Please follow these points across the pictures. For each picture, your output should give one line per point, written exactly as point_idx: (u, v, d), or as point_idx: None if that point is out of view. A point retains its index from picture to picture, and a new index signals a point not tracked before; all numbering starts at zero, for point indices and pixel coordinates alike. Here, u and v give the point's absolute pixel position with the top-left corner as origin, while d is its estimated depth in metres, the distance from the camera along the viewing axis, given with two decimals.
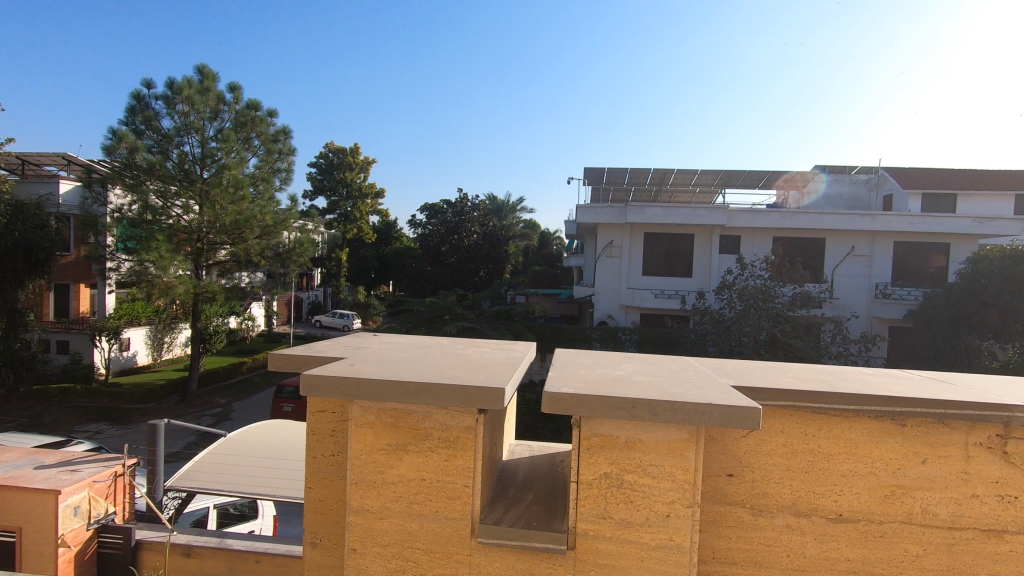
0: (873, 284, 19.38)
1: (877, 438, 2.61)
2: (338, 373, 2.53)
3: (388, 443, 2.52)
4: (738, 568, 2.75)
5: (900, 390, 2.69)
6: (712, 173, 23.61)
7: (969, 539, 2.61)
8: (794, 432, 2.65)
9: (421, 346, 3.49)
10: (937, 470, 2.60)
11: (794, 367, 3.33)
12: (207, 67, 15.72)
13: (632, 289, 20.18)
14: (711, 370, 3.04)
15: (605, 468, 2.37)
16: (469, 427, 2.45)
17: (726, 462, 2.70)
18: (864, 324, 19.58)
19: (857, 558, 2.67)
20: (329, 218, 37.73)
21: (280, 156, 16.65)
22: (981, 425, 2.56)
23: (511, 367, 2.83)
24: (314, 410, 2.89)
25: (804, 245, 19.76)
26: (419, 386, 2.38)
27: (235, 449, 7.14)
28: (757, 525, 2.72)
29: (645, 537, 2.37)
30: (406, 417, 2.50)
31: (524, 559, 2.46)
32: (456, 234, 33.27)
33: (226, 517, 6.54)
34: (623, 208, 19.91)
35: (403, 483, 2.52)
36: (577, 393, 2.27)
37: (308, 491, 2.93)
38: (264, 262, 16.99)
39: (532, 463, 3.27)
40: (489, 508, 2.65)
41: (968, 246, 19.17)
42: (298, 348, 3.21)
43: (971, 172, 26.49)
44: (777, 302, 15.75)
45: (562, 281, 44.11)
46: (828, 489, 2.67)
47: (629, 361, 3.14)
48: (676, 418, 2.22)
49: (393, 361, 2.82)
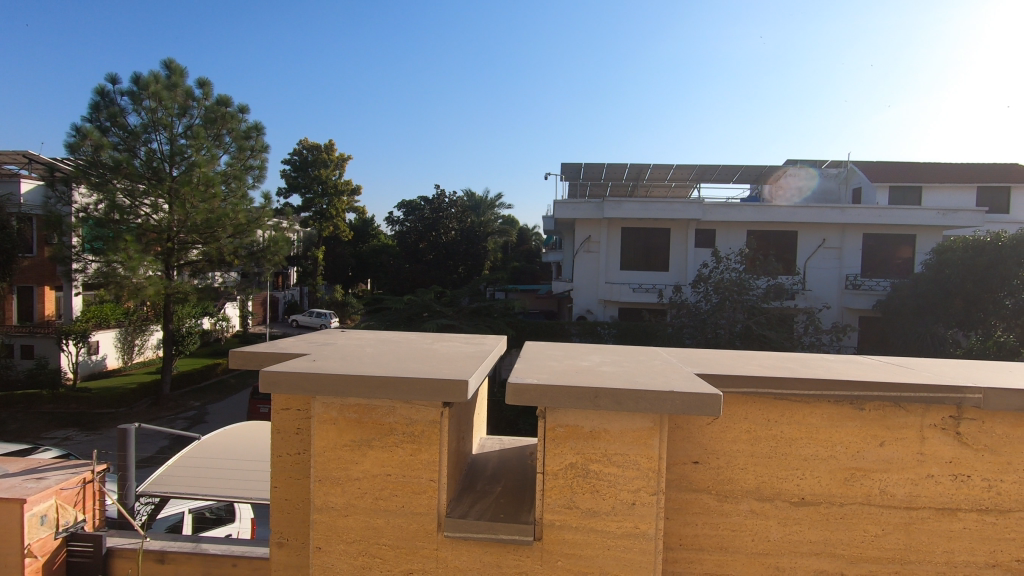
0: (844, 275, 19.82)
1: (837, 423, 2.67)
2: (300, 369, 2.48)
3: (352, 438, 2.48)
4: (705, 553, 2.79)
5: (858, 375, 2.75)
6: (687, 168, 23.92)
7: (924, 518, 2.69)
8: (756, 418, 2.69)
9: (389, 341, 3.44)
10: (894, 452, 2.66)
11: (758, 354, 3.38)
12: (173, 62, 15.31)
13: (610, 284, 20.36)
14: (678, 359, 3.06)
15: (570, 458, 2.37)
16: (433, 421, 2.43)
17: (691, 449, 2.73)
18: (835, 315, 20.04)
19: (819, 540, 2.73)
20: (304, 216, 37.07)
21: (252, 153, 16.27)
22: (934, 407, 2.63)
23: (477, 359, 2.81)
24: (277, 408, 2.84)
25: (778, 238, 20.12)
26: (382, 379, 2.34)
27: (209, 453, 7.00)
28: (722, 510, 2.76)
29: (611, 526, 2.38)
30: (370, 412, 2.47)
31: (491, 552, 2.44)
32: (434, 231, 33.16)
33: (201, 522, 6.41)
34: (600, 203, 20.13)
35: (368, 479, 2.48)
36: (540, 384, 2.27)
37: (274, 490, 2.87)
38: (237, 262, 16.64)
39: (502, 456, 3.26)
40: (456, 502, 2.63)
41: (934, 238, 19.73)
42: (262, 345, 3.14)
43: (934, 166, 27.34)
44: (751, 294, 16.09)
45: (540, 277, 44.23)
46: (790, 474, 2.71)
47: (597, 352, 3.14)
48: (639, 406, 2.23)
49: (358, 356, 2.77)
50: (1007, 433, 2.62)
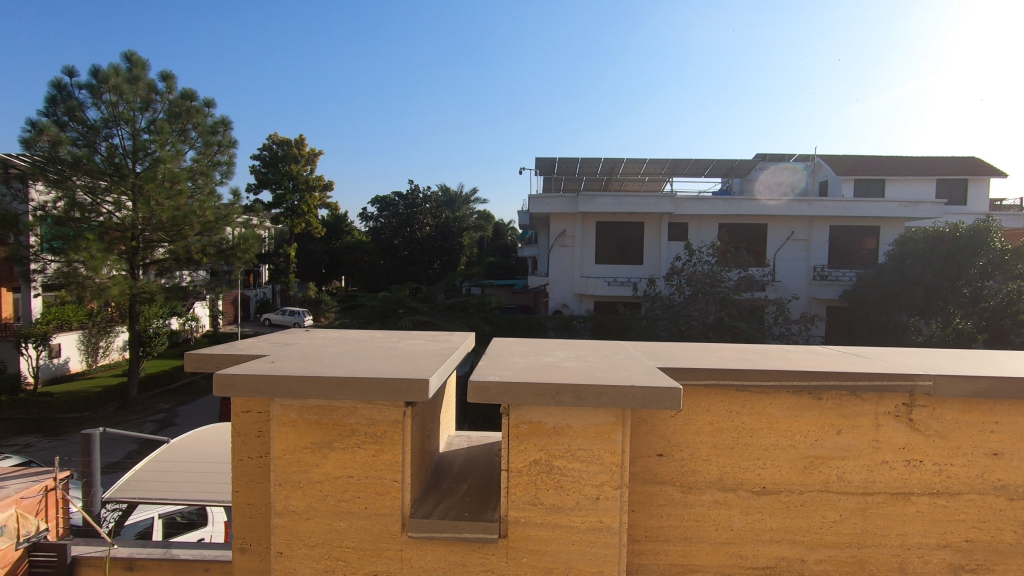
0: (811, 266, 20.30)
1: (795, 413, 2.72)
2: (258, 371, 2.41)
3: (313, 441, 2.43)
4: (670, 545, 2.82)
5: (816, 365, 2.81)
6: (659, 162, 24.18)
7: (880, 503, 2.76)
8: (719, 410, 2.73)
9: (354, 340, 3.39)
10: (851, 440, 2.73)
11: (721, 347, 3.43)
12: (134, 54, 14.78)
13: (585, 278, 20.48)
14: (642, 353, 3.08)
15: (534, 455, 2.37)
16: (395, 421, 2.40)
17: (655, 442, 2.76)
18: (804, 305, 20.53)
19: (781, 528, 2.79)
20: (276, 213, 36.36)
21: (219, 148, 15.88)
22: (888, 395, 2.70)
23: (441, 357, 2.78)
24: (238, 410, 2.76)
25: (748, 231, 20.52)
26: (341, 380, 2.30)
27: (178, 456, 6.81)
28: (686, 501, 2.80)
29: (575, 521, 2.39)
30: (330, 413, 2.42)
31: (456, 550, 2.43)
32: (408, 227, 32.88)
33: (171, 527, 6.23)
34: (574, 197, 20.19)
35: (329, 481, 2.44)
36: (501, 381, 2.26)
37: (235, 495, 2.80)
38: (205, 260, 16.20)
39: (470, 454, 3.24)
40: (421, 502, 2.60)
41: (896, 229, 20.32)
42: (221, 346, 3.06)
43: (896, 160, 28.23)
44: (723, 286, 16.43)
45: (516, 272, 44.24)
46: (752, 464, 2.76)
47: (563, 347, 3.15)
48: (601, 401, 2.23)
49: (320, 357, 2.72)
50: (956, 418, 2.70)
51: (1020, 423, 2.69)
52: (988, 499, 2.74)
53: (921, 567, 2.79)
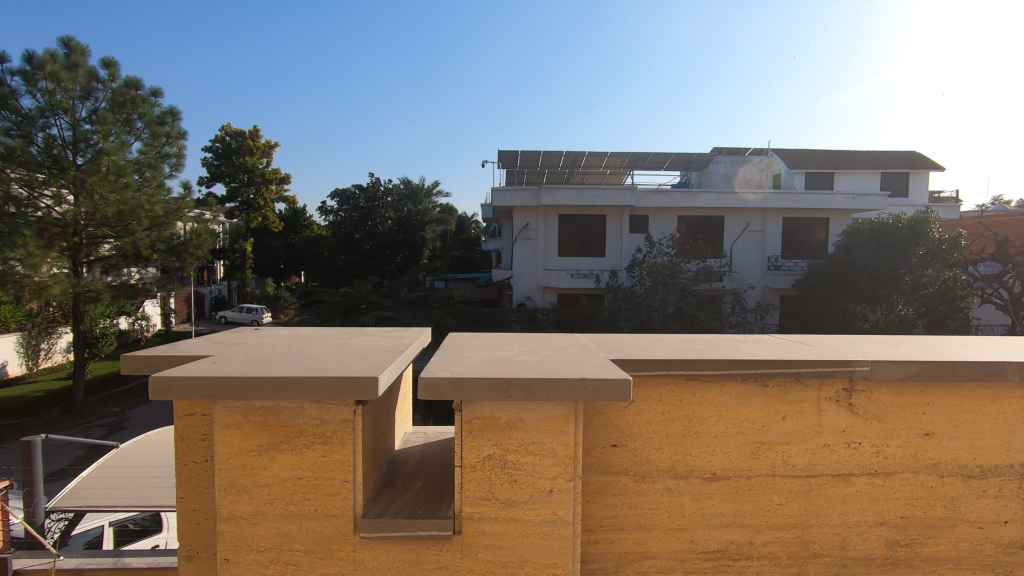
0: (766, 257, 20.96)
1: (743, 400, 2.80)
2: (198, 373, 2.31)
3: (259, 443, 2.36)
4: (624, 533, 2.87)
5: (761, 354, 2.90)
6: (620, 155, 24.53)
7: (822, 485, 2.88)
8: (670, 400, 2.78)
9: (304, 337, 3.30)
10: (795, 425, 2.83)
11: (673, 338, 3.49)
12: (72, 39, 13.98)
13: (548, 271, 20.61)
14: (596, 346, 3.11)
15: (487, 450, 2.36)
16: (345, 420, 2.34)
17: (609, 433, 2.79)
18: (759, 294, 21.16)
19: (730, 513, 2.87)
20: (230, 207, 35.10)
21: (167, 140, 15.24)
22: (829, 381, 2.81)
23: (393, 353, 2.74)
24: (181, 413, 2.65)
25: (706, 223, 21.02)
26: (287, 380, 2.23)
27: (129, 461, 6.54)
28: (639, 490, 2.85)
29: (529, 515, 2.39)
30: (276, 414, 2.35)
31: (410, 548, 2.40)
32: (369, 221, 32.34)
33: (123, 534, 5.98)
34: (536, 190, 20.25)
35: (278, 484, 2.37)
36: (452, 377, 2.23)
37: (180, 501, 2.69)
38: (155, 256, 15.52)
39: (425, 451, 3.21)
40: (373, 501, 2.55)
41: (845, 221, 21.18)
42: (161, 348, 2.93)
43: (842, 155, 29.50)
44: (682, 277, 16.88)
45: (479, 265, 44.12)
46: (702, 451, 2.82)
47: (518, 341, 3.14)
48: (552, 395, 2.24)
49: (268, 356, 2.65)
50: (892, 401, 2.83)
51: (949, 404, 2.84)
52: (921, 477, 2.89)
53: (861, 544, 2.92)
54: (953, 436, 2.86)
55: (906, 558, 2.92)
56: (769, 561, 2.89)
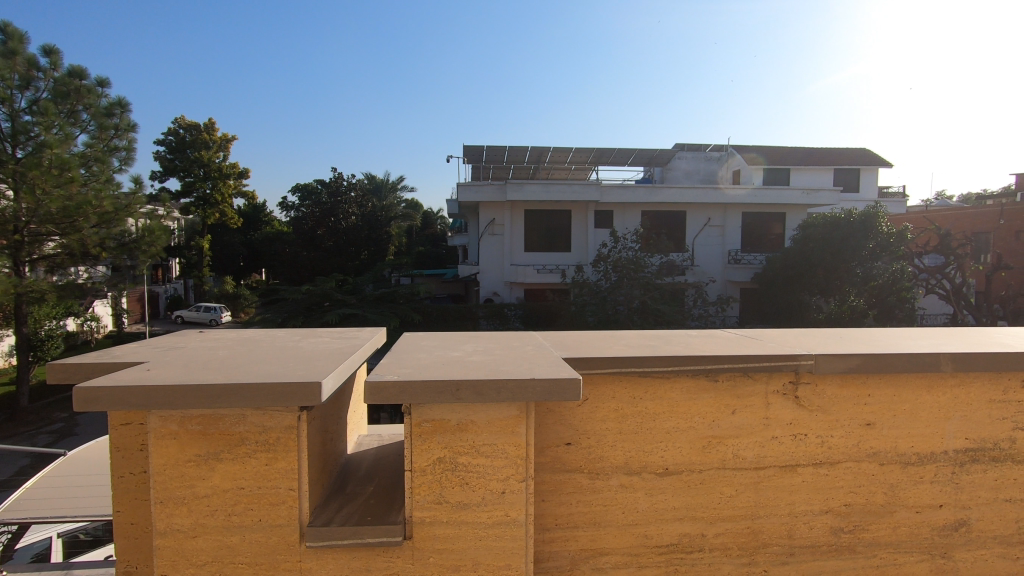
0: (726, 251, 21.45)
1: (694, 395, 2.83)
2: (129, 381, 2.19)
3: (198, 453, 2.26)
4: (580, 530, 2.88)
5: (712, 350, 2.93)
6: (585, 151, 24.70)
7: (771, 476, 2.95)
8: (623, 397, 2.79)
9: (251, 340, 3.18)
10: (744, 419, 2.88)
11: (628, 334, 3.51)
12: (8, 24, 13.15)
13: (515, 266, 20.66)
14: (550, 344, 3.09)
15: (438, 453, 2.32)
16: (289, 427, 2.27)
17: (563, 432, 2.79)
18: (720, 288, 21.67)
19: (682, 506, 2.91)
20: (185, 202, 33.85)
21: (116, 132, 14.58)
22: (777, 374, 2.87)
23: (341, 356, 2.66)
24: (115, 423, 2.49)
25: (669, 218, 21.41)
26: (225, 387, 2.14)
27: (79, 471, 6.24)
28: (594, 487, 2.86)
29: (481, 517, 2.36)
30: (216, 422, 2.25)
31: (360, 556, 2.34)
32: (332, 217, 31.62)
33: (74, 546, 5.64)
34: (502, 185, 20.21)
35: (218, 495, 2.28)
36: (398, 380, 2.18)
37: (116, 515, 2.55)
38: (104, 254, 14.79)
39: (379, 454, 3.15)
40: (321, 508, 2.48)
41: (800, 215, 21.86)
42: (93, 354, 2.77)
43: (798, 152, 30.48)
44: (646, 272, 17.16)
45: (446, 261, 43.82)
46: (655, 447, 2.85)
47: (472, 340, 3.10)
48: (502, 396, 2.21)
49: (208, 362, 2.53)
50: (835, 393, 2.92)
51: (888, 394, 2.95)
52: (863, 466, 2.99)
53: (807, 532, 3.00)
54: (893, 425, 2.97)
55: (849, 544, 3.03)
56: (720, 552, 2.95)
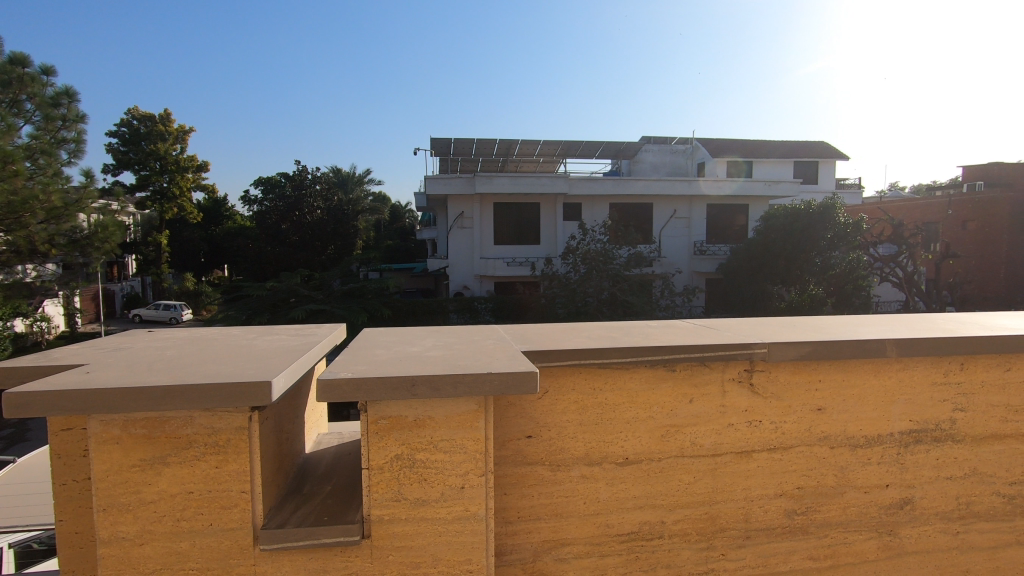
0: (692, 242, 21.82)
1: (652, 385, 2.87)
2: (67, 385, 2.09)
3: (143, 457, 2.17)
4: (542, 521, 2.89)
5: (670, 340, 2.98)
6: (553, 143, 24.79)
7: (727, 463, 3.02)
8: (583, 388, 2.81)
9: (203, 339, 3.08)
10: (701, 407, 2.94)
11: (590, 326, 3.52)
12: None
13: (484, 259, 20.61)
14: (511, 338, 3.09)
15: (395, 450, 2.28)
16: (240, 428, 2.20)
17: (524, 425, 2.79)
18: (686, 278, 22.06)
19: (642, 494, 2.95)
20: (141, 197, 32.67)
21: (63, 123, 13.94)
22: (731, 363, 2.93)
23: (295, 354, 2.59)
24: (54, 429, 2.37)
25: (636, 210, 21.67)
26: (169, 390, 2.05)
27: (32, 479, 5.95)
28: (555, 479, 2.87)
29: (440, 512, 2.35)
30: (161, 424, 2.17)
31: (317, 557, 2.30)
32: (297, 211, 30.90)
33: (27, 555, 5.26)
34: (471, 178, 20.14)
35: (166, 500, 2.20)
36: (352, 377, 2.14)
37: (59, 524, 2.44)
38: (54, 252, 14.07)
39: (339, 452, 3.10)
40: (276, 509, 2.43)
41: (762, 207, 22.41)
42: (28, 357, 2.62)
43: (759, 146, 31.31)
44: (614, 263, 17.39)
45: (414, 255, 43.42)
46: (616, 437, 2.88)
47: (432, 335, 3.07)
48: (458, 391, 2.19)
49: (153, 362, 2.43)
50: (789, 379, 3.00)
51: (838, 379, 3.05)
52: (814, 450, 3.09)
53: (762, 515, 3.09)
54: (841, 410, 3.07)
55: (802, 525, 3.12)
56: (679, 538, 3.01)
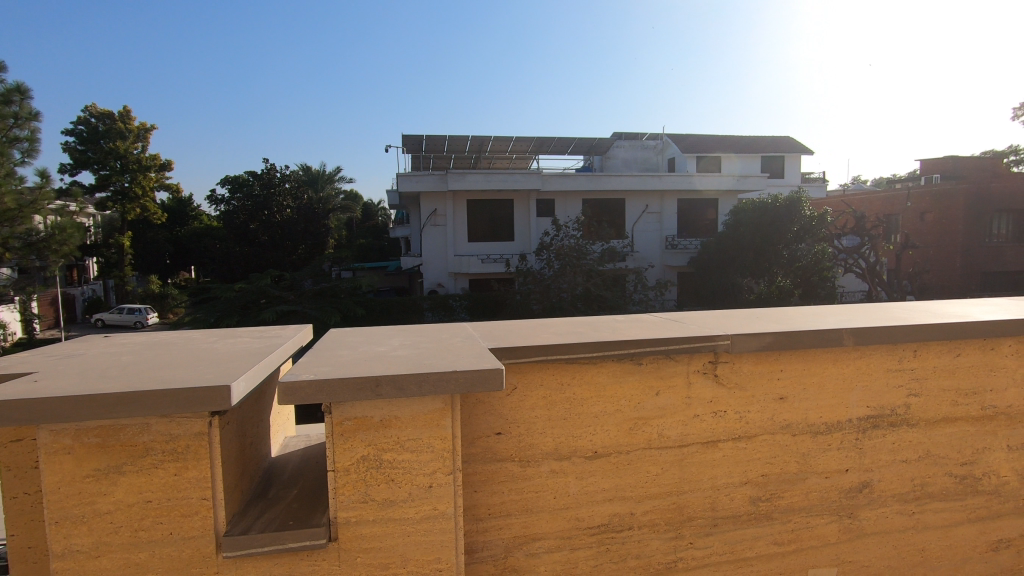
0: (664, 237, 22.11)
1: (619, 378, 2.90)
2: (12, 394, 2.01)
3: (97, 467, 2.10)
4: (513, 517, 2.90)
5: (636, 334, 3.01)
6: (525, 140, 24.84)
7: (694, 452, 3.07)
8: (551, 384, 2.83)
9: (162, 343, 3.00)
10: (667, 399, 2.99)
11: (558, 322, 3.53)
12: None
13: (459, 256, 20.56)
14: (479, 335, 3.08)
15: (361, 452, 2.26)
16: (199, 433, 2.15)
17: (493, 422, 2.80)
18: (659, 272, 22.34)
19: (611, 487, 2.98)
20: (101, 197, 31.59)
21: (15, 121, 13.34)
22: (696, 355, 2.98)
23: (257, 357, 2.54)
24: (1, 441, 2.27)
25: (609, 205, 21.84)
26: (124, 397, 1.99)
27: None
28: (525, 474, 2.88)
29: (408, 512, 2.33)
30: (116, 433, 2.11)
31: (283, 562, 2.26)
32: (266, 210, 30.34)
33: None
34: (443, 175, 20.03)
35: (122, 510, 2.14)
36: (314, 379, 2.10)
37: (9, 540, 2.35)
38: (8, 255, 13.61)
39: (305, 455, 3.05)
40: (240, 516, 2.37)
41: (732, 201, 22.82)
42: None
43: (727, 142, 31.95)
44: (588, 259, 17.63)
45: (388, 253, 43.08)
46: (584, 431, 2.90)
47: (399, 334, 3.04)
48: (424, 390, 2.18)
49: (107, 369, 2.36)
50: (751, 370, 3.06)
51: (799, 369, 3.13)
52: (776, 437, 3.17)
53: (728, 503, 3.16)
54: (802, 398, 3.16)
55: (766, 511, 3.21)
56: (649, 529, 3.05)
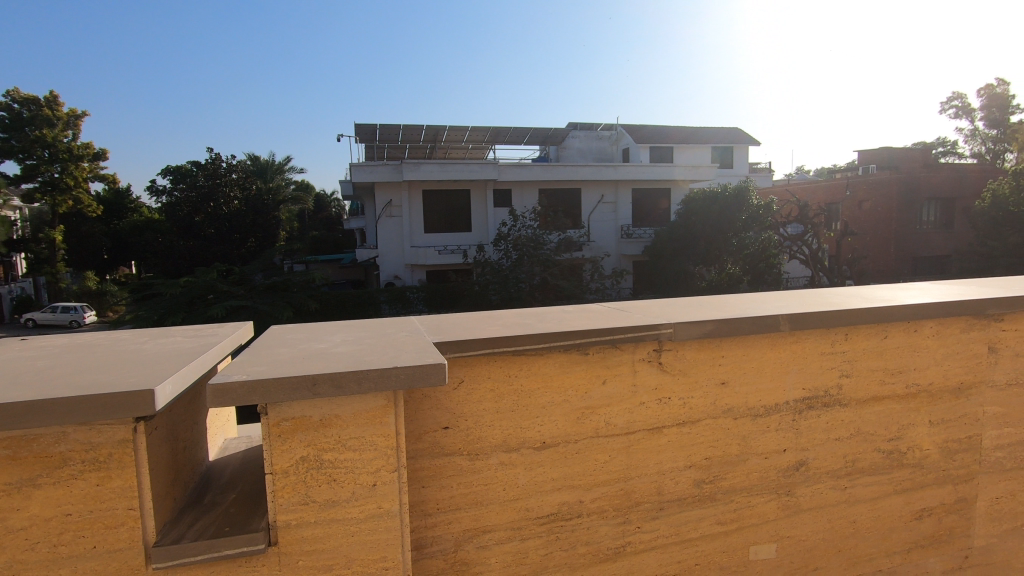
0: (620, 226, 22.45)
1: (566, 368, 2.92)
2: None
3: (8, 481, 1.96)
4: (462, 511, 2.88)
5: (581, 325, 3.03)
6: (481, 129, 24.70)
7: (640, 439, 3.13)
8: (498, 376, 2.82)
9: (87, 345, 2.82)
10: (613, 387, 3.03)
11: (507, 313, 3.52)
12: None
13: (415, 248, 20.30)
14: (425, 329, 3.03)
15: (300, 452, 2.19)
16: (123, 441, 2.03)
17: (440, 416, 2.77)
18: (614, 261, 22.68)
19: (560, 476, 3.01)
20: (28, 188, 29.49)
21: None
22: (641, 344, 3.03)
23: (187, 358, 2.41)
24: None
25: (566, 195, 21.96)
26: (35, 404, 1.85)
27: None
28: (474, 468, 2.87)
29: (351, 512, 2.28)
30: (28, 443, 1.96)
31: (219, 569, 2.18)
32: (211, 201, 29.01)
33: None
34: (397, 165, 19.68)
35: (37, 525, 2.01)
36: (247, 380, 2.02)
37: None
38: None
39: (246, 457, 2.95)
40: (171, 524, 2.26)
41: (684, 190, 23.38)
42: None
43: (679, 133, 32.68)
44: (545, 248, 17.72)
45: (342, 245, 42.07)
46: (532, 422, 2.91)
47: (342, 330, 2.96)
48: (363, 387, 2.13)
49: (20, 374, 2.20)
50: (693, 356, 3.14)
51: (738, 355, 3.23)
52: (719, 422, 3.27)
53: (673, 487, 3.24)
54: (743, 382, 3.27)
55: (709, 492, 3.31)
56: (597, 515, 3.10)
